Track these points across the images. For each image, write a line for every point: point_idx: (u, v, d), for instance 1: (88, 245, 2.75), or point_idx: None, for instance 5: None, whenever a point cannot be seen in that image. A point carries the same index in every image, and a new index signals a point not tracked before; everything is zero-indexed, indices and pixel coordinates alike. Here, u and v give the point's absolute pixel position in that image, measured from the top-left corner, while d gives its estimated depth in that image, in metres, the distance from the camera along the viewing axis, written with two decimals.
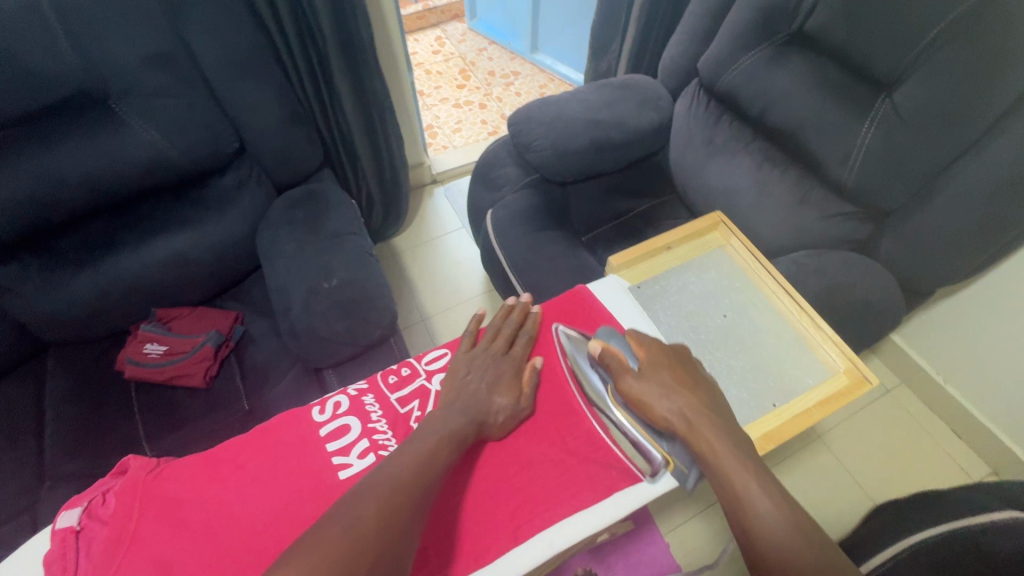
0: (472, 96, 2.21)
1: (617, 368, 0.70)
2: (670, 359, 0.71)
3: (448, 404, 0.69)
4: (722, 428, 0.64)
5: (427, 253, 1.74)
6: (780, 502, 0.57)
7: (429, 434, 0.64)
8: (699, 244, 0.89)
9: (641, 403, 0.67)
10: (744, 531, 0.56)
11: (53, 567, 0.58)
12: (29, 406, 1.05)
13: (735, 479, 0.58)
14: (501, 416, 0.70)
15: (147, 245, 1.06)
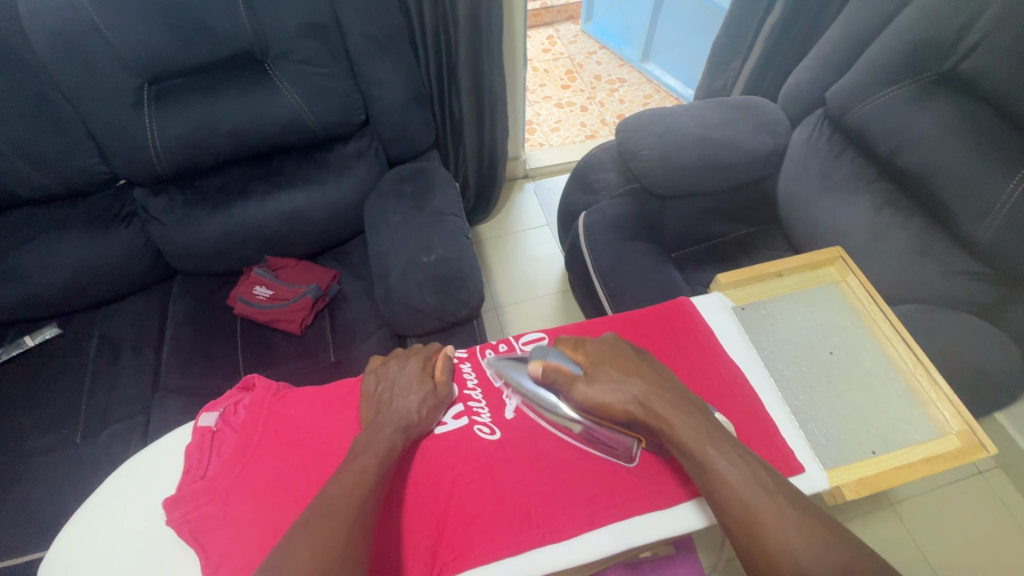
0: (576, 98, 2.22)
1: (563, 380, 0.60)
2: (609, 349, 0.62)
3: (371, 422, 0.60)
4: (681, 406, 0.56)
5: (510, 245, 1.78)
6: (758, 474, 0.51)
7: (368, 452, 0.55)
8: (814, 275, 0.75)
9: (597, 405, 0.58)
10: (734, 517, 0.49)
11: (191, 459, 0.59)
12: (154, 323, 1.19)
13: (702, 454, 0.52)
14: (423, 412, 0.61)
15: (271, 196, 1.17)
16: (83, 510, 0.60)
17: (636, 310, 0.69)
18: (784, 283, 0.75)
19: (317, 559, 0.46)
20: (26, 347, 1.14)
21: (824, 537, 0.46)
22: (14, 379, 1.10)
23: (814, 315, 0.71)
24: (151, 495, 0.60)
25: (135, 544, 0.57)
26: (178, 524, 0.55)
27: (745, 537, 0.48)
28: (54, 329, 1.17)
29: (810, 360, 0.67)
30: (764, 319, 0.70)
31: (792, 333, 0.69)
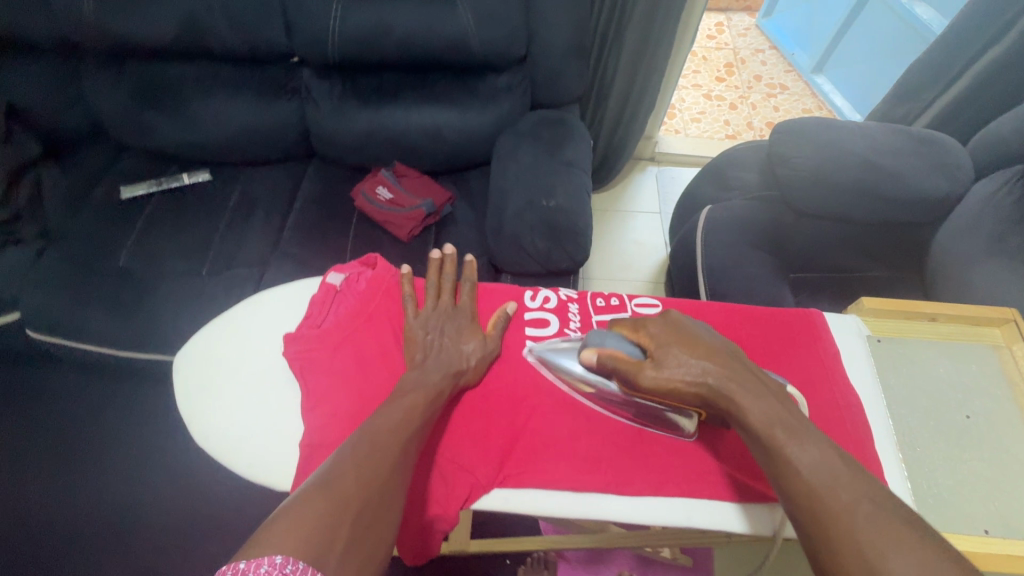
0: (727, 93, 2.09)
1: (625, 366, 0.54)
2: (676, 331, 0.56)
3: (418, 365, 0.60)
4: (757, 388, 0.50)
5: (616, 222, 1.75)
6: (833, 461, 0.45)
7: (415, 391, 0.56)
8: (972, 333, 0.67)
9: (663, 392, 0.53)
10: (805, 509, 0.44)
11: (314, 307, 0.65)
12: (285, 194, 1.30)
13: (763, 431, 0.48)
14: (475, 361, 0.61)
15: (417, 108, 1.22)
16: (222, 316, 0.69)
17: (764, 308, 0.65)
18: (934, 330, 0.67)
19: (362, 485, 0.46)
20: (182, 183, 1.29)
21: (909, 542, 0.40)
22: (167, 207, 1.26)
23: (959, 374, 0.64)
24: (274, 326, 0.67)
25: (252, 362, 0.64)
26: (292, 356, 0.62)
27: (812, 535, 0.43)
28: (205, 175, 1.30)
29: (939, 418, 0.61)
30: (900, 362, 0.64)
31: (926, 385, 0.63)
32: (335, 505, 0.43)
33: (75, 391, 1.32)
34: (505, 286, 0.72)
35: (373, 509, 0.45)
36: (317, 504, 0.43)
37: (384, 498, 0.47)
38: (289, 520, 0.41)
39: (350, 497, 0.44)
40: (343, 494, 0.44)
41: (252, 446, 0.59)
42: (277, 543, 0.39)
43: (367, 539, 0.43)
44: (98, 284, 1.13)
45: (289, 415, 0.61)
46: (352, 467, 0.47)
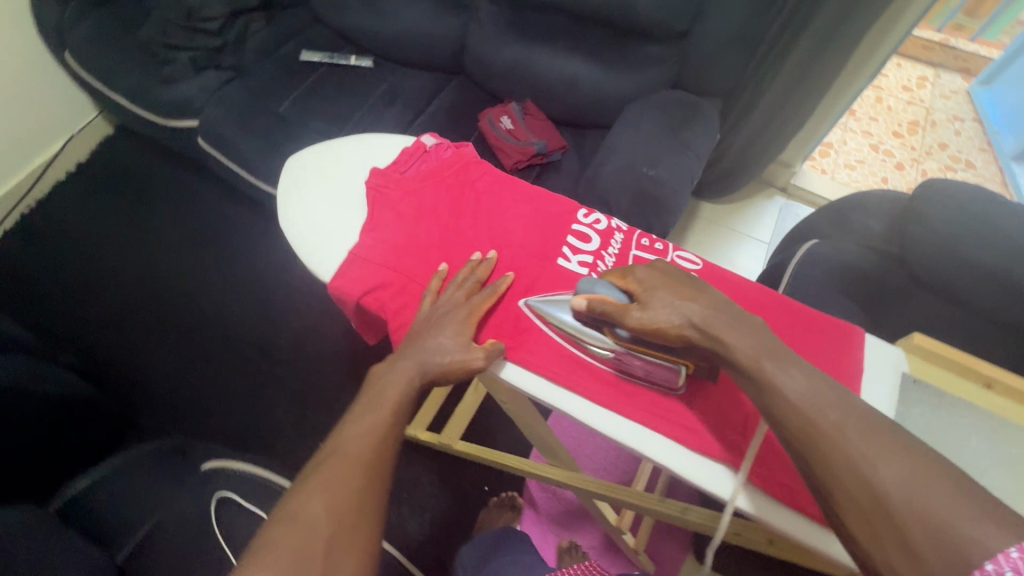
0: (898, 151, 1.89)
1: (615, 309, 0.56)
2: (661, 275, 0.58)
3: (403, 352, 0.61)
4: (741, 325, 0.52)
5: (718, 237, 1.69)
6: (816, 384, 0.47)
7: (393, 385, 0.58)
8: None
9: (652, 331, 0.55)
10: (795, 431, 0.46)
11: (403, 157, 0.75)
12: (425, 97, 1.43)
13: (751, 363, 0.50)
14: (450, 358, 0.58)
15: (564, 55, 1.27)
16: (335, 139, 0.81)
17: (801, 303, 0.64)
18: (986, 399, 0.59)
19: (330, 513, 0.49)
20: (349, 63, 1.47)
21: (899, 452, 0.42)
22: (331, 78, 1.44)
23: (994, 449, 0.55)
24: (365, 161, 0.77)
25: (337, 182, 0.75)
26: (371, 186, 0.72)
27: (807, 455, 0.45)
28: (368, 62, 1.47)
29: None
30: (927, 410, 0.58)
31: (946, 437, 0.56)
32: (300, 539, 0.47)
33: (218, 204, 1.60)
34: (564, 199, 0.75)
35: (343, 538, 0.49)
36: (284, 542, 0.47)
37: (355, 524, 0.50)
38: (257, 564, 0.45)
39: (319, 527, 0.48)
40: (311, 525, 0.48)
41: (314, 240, 0.70)
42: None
43: (345, 561, 0.48)
44: (260, 119, 1.34)
45: (348, 229, 0.71)
46: (318, 494, 0.50)
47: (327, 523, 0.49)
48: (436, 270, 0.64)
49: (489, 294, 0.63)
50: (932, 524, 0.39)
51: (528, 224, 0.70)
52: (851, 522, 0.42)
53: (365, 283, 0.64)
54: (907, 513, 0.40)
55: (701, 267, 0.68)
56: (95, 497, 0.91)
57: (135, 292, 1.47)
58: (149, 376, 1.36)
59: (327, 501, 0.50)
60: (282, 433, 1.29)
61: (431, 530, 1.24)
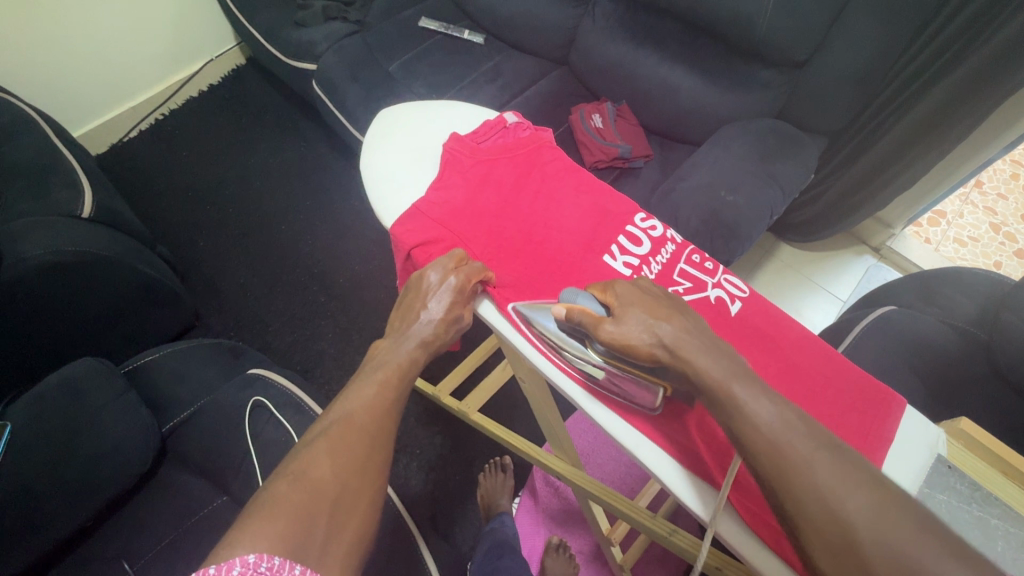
0: (1023, 237, 1.69)
1: (589, 322, 0.57)
2: (638, 292, 0.58)
3: (400, 331, 0.66)
4: (714, 350, 0.51)
5: (791, 283, 1.60)
6: (783, 409, 0.46)
7: (388, 364, 0.62)
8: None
9: (622, 347, 0.55)
10: (763, 462, 0.44)
11: (483, 128, 0.78)
12: (525, 81, 1.46)
13: (721, 384, 0.48)
14: (442, 331, 0.65)
15: (670, 64, 1.26)
16: (428, 100, 0.85)
17: (844, 358, 0.62)
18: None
19: (336, 476, 0.51)
20: (462, 37, 1.53)
21: (863, 481, 0.42)
22: (442, 47, 1.51)
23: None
24: (450, 124, 0.81)
25: (418, 138, 0.79)
26: (447, 148, 0.75)
27: (778, 487, 0.44)
28: (480, 38, 1.52)
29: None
30: (953, 495, 0.53)
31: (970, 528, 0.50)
32: (307, 497, 0.48)
33: (318, 146, 1.73)
34: (627, 200, 0.75)
35: (345, 502, 0.50)
36: (291, 496, 0.47)
37: (356, 487, 0.52)
38: (263, 513, 0.45)
39: (326, 487, 0.50)
40: (318, 485, 0.49)
41: (383, 186, 0.75)
42: (260, 540, 0.43)
43: (346, 523, 0.49)
44: (369, 73, 1.43)
45: (419, 183, 0.75)
46: (326, 456, 0.52)
47: (333, 485, 0.50)
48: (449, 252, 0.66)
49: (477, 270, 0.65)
50: (898, 557, 0.38)
51: (583, 216, 0.72)
52: (816, 554, 0.41)
53: (420, 235, 0.68)
54: (873, 547, 0.39)
55: (747, 297, 0.67)
56: (157, 365, 1.02)
57: (229, 207, 1.62)
58: (224, 284, 1.50)
59: (334, 464, 0.52)
60: (323, 363, 1.39)
61: (431, 489, 1.29)
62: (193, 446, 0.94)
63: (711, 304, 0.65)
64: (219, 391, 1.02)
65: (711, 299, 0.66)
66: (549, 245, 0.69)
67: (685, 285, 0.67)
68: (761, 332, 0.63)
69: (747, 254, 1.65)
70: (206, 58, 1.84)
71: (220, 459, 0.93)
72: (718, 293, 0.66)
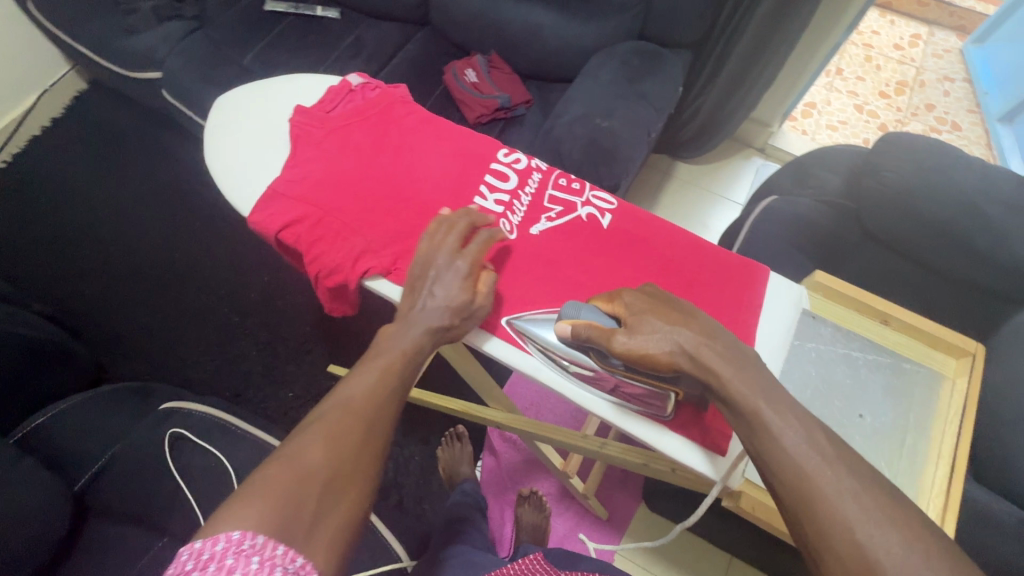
0: (883, 112, 1.84)
1: (598, 335, 0.54)
2: (650, 297, 0.56)
3: (404, 319, 0.59)
4: (734, 359, 0.50)
5: (694, 198, 1.67)
6: (816, 438, 0.45)
7: (394, 351, 0.56)
8: (923, 353, 0.61)
9: (639, 358, 0.53)
10: (785, 482, 0.44)
11: (329, 96, 0.73)
12: (391, 48, 1.41)
13: (749, 399, 0.47)
14: (454, 321, 0.58)
15: (527, 4, 1.25)
16: (264, 80, 0.79)
17: (708, 243, 0.66)
18: (882, 334, 0.62)
19: (329, 458, 0.46)
20: (315, 14, 1.45)
21: (891, 518, 0.41)
22: (295, 29, 1.42)
23: (881, 379, 0.59)
24: (295, 97, 0.76)
25: (263, 121, 0.74)
26: (296, 124, 0.71)
27: (798, 507, 0.43)
28: (334, 13, 1.44)
29: (832, 400, 0.58)
30: (822, 340, 0.61)
31: (838, 367, 0.60)
32: (296, 481, 0.44)
33: (192, 159, 1.60)
34: (488, 139, 0.75)
35: (336, 486, 0.45)
36: (278, 479, 0.43)
37: (353, 469, 0.47)
38: (246, 495, 0.41)
39: (316, 470, 0.45)
40: (307, 468, 0.45)
41: (237, 179, 0.69)
42: (247, 518, 0.40)
43: (335, 511, 0.44)
44: (223, 70, 1.33)
45: (274, 163, 0.70)
46: (320, 438, 0.47)
47: (325, 468, 0.46)
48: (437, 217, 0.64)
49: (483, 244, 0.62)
50: None
51: (450, 163, 0.70)
52: None
53: (284, 218, 0.64)
54: None
55: (615, 207, 0.69)
56: (54, 426, 0.95)
57: (108, 245, 1.49)
58: (125, 326, 1.39)
59: (327, 446, 0.47)
60: (252, 382, 1.33)
61: (393, 476, 1.29)
62: (118, 492, 0.88)
63: (584, 223, 0.67)
64: (130, 432, 0.96)
65: (582, 218, 0.68)
66: (419, 198, 0.67)
67: (556, 210, 0.68)
68: (634, 238, 0.66)
69: (648, 178, 1.70)
70: (39, 88, 1.65)
71: (148, 499, 0.88)
72: (588, 211, 0.68)
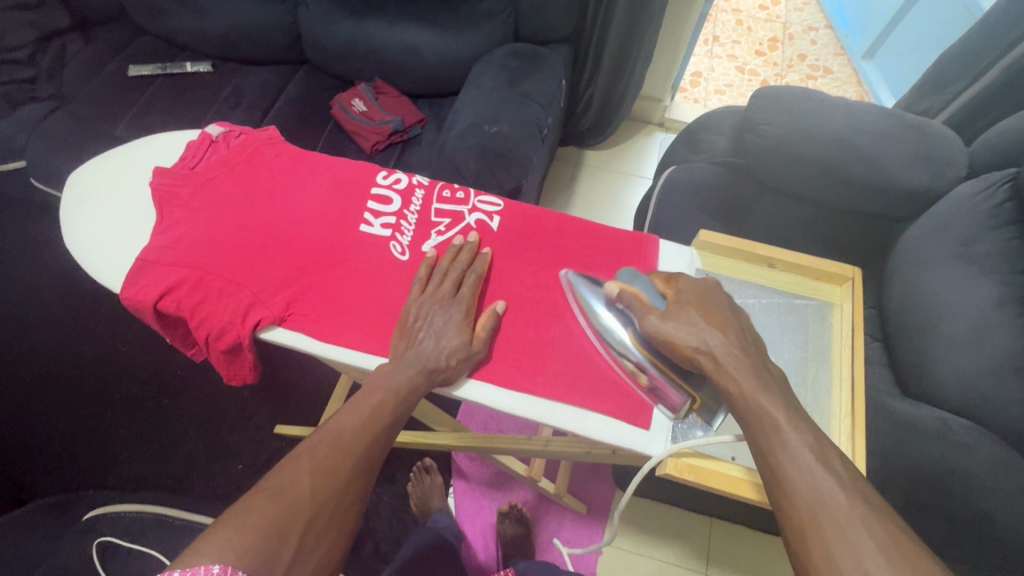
0: (762, 69, 1.96)
1: (637, 308, 0.55)
2: (700, 294, 0.56)
3: (397, 356, 0.57)
4: (767, 384, 0.50)
5: (607, 181, 1.71)
6: (837, 468, 0.46)
7: (383, 389, 0.55)
8: (812, 287, 0.64)
9: (665, 343, 0.53)
10: (797, 504, 0.44)
11: (188, 150, 0.69)
12: (273, 92, 1.37)
13: (770, 417, 0.48)
14: (452, 361, 0.56)
15: (400, 25, 1.24)
16: (116, 148, 0.73)
17: (598, 225, 0.67)
18: (772, 277, 0.65)
19: (315, 493, 0.47)
20: (185, 71, 1.39)
21: (905, 556, 0.41)
22: (166, 89, 1.36)
23: (778, 319, 0.61)
24: (153, 159, 0.71)
25: (120, 191, 0.68)
26: (156, 187, 0.66)
27: (807, 526, 0.44)
28: (206, 66, 1.39)
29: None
30: None
31: None
32: (282, 514, 0.44)
33: None
34: (366, 165, 0.72)
35: (318, 524, 0.46)
36: (265, 510, 0.44)
37: (338, 508, 0.48)
38: (230, 524, 0.42)
39: (300, 504, 0.45)
40: (293, 500, 0.45)
41: (99, 257, 0.63)
42: (225, 550, 0.40)
43: (316, 550, 0.45)
44: (93, 144, 1.25)
45: (139, 232, 0.65)
46: (308, 471, 0.48)
47: (310, 503, 0.46)
48: (425, 257, 0.63)
49: (476, 287, 0.61)
50: None
51: (331, 196, 0.67)
52: None
53: (159, 286, 0.59)
54: None
55: (504, 208, 0.69)
56: None
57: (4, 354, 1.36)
58: (39, 440, 1.27)
59: (314, 478, 0.48)
60: (193, 465, 1.24)
61: (366, 526, 1.23)
62: None
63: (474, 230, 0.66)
64: (53, 556, 0.87)
65: (472, 225, 0.67)
66: (304, 237, 0.64)
67: (445, 222, 0.67)
68: (526, 236, 0.66)
69: (561, 171, 1.72)
70: None
71: None
72: (477, 217, 0.67)
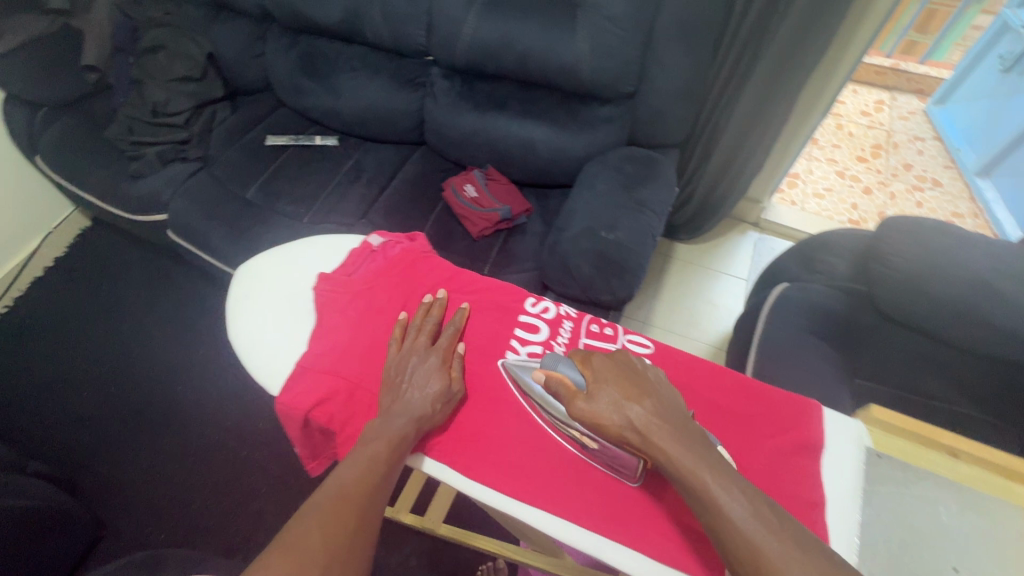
0: (864, 176, 1.91)
1: (565, 396, 0.57)
2: (613, 367, 0.58)
3: (383, 411, 0.59)
4: (681, 435, 0.51)
5: (697, 277, 1.67)
6: (762, 510, 0.46)
7: (379, 439, 0.57)
8: (991, 492, 0.66)
9: (596, 426, 0.55)
10: (736, 554, 0.45)
11: (351, 257, 0.74)
12: (390, 169, 1.46)
13: (694, 473, 0.49)
14: (437, 407, 0.60)
15: (520, 120, 1.30)
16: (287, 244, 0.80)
17: (761, 382, 0.66)
18: (946, 471, 0.67)
19: (325, 543, 0.49)
20: (314, 143, 1.51)
21: None
22: (296, 158, 1.47)
23: (960, 522, 0.62)
24: (316, 263, 0.77)
25: (283, 291, 0.73)
26: (320, 291, 0.70)
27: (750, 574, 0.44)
28: (333, 140, 1.51)
29: (920, 548, 0.61)
30: (895, 484, 0.64)
31: (913, 511, 0.63)
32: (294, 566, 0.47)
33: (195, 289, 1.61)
34: (513, 285, 0.75)
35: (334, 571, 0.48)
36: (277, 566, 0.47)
37: (350, 557, 0.50)
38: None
39: (311, 556, 0.48)
40: (303, 552, 0.48)
41: (259, 356, 0.68)
42: None
43: None
44: (227, 205, 1.36)
45: (297, 335, 0.69)
46: (316, 525, 0.50)
47: (321, 553, 0.49)
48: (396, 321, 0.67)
49: (448, 335, 0.66)
50: None
51: (479, 318, 0.70)
52: None
53: (312, 395, 0.61)
54: None
55: (654, 350, 0.69)
56: None
57: (111, 386, 1.45)
58: (126, 476, 1.32)
59: (323, 529, 0.50)
60: (263, 526, 1.24)
61: None
62: None
63: None
64: None
65: None
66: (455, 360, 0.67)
67: None
68: (681, 382, 0.65)
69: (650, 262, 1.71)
70: (43, 233, 1.67)
71: None
72: None
